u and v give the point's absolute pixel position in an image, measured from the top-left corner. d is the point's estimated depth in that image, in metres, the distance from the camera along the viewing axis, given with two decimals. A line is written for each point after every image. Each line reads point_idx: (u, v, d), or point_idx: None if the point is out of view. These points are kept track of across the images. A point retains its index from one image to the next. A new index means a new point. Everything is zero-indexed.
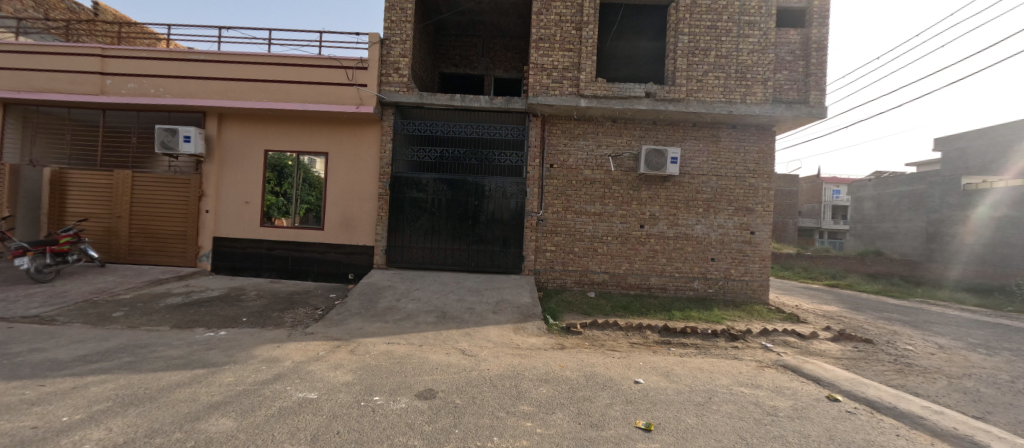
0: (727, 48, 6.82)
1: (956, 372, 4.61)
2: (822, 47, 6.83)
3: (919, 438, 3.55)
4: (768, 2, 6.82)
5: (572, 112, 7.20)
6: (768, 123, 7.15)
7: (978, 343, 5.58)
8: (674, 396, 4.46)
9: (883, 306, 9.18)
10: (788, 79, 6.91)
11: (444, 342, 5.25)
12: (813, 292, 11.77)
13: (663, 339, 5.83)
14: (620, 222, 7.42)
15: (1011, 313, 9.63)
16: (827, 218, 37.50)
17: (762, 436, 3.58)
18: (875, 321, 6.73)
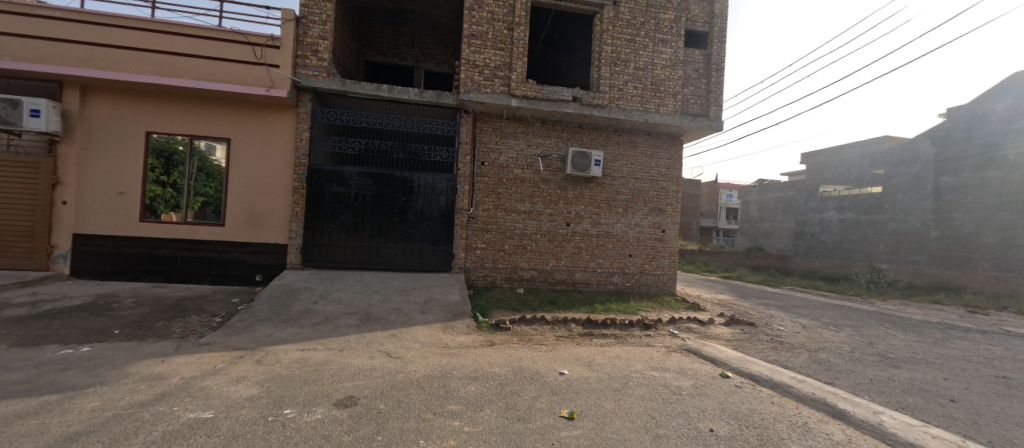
0: (644, 62, 7.44)
1: (814, 346, 5.56)
2: (720, 68, 7.79)
3: (788, 404, 4.23)
4: (677, 23, 7.58)
5: (503, 110, 7.28)
6: (677, 133, 7.96)
7: (829, 321, 6.84)
8: (594, 383, 4.73)
9: (762, 293, 10.82)
10: (694, 95, 7.76)
11: (368, 345, 4.96)
12: (710, 283, 13.47)
13: (586, 331, 6.17)
14: (548, 220, 7.68)
15: (850, 296, 12.00)
16: (723, 218, 41.33)
17: (669, 415, 3.93)
18: (757, 307, 7.88)
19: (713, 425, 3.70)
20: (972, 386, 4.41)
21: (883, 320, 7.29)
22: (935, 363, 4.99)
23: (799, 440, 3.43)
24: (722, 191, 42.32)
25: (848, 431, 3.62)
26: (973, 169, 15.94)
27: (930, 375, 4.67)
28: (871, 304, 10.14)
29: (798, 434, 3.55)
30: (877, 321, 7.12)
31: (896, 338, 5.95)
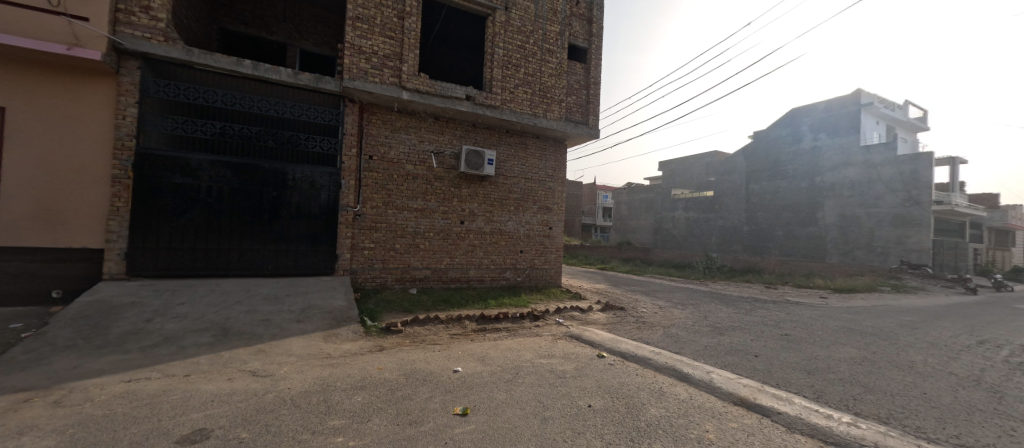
0: (533, 68, 7.91)
1: (667, 323, 6.67)
2: (597, 82, 8.76)
3: (648, 373, 4.97)
4: (562, 37, 8.24)
5: (393, 102, 6.93)
6: (562, 138, 8.68)
7: (677, 301, 8.31)
8: (487, 377, 4.84)
9: (632, 281, 12.63)
10: (576, 104, 8.53)
11: (227, 365, 4.19)
12: (591, 274, 15.19)
13: (479, 327, 6.31)
14: (442, 218, 7.61)
15: (693, 279, 14.75)
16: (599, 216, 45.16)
17: (554, 397, 4.24)
18: (627, 293, 9.13)
19: (591, 400, 4.14)
20: (766, 342, 5.84)
21: (713, 297, 9.19)
22: (746, 328, 6.46)
23: (656, 404, 4.05)
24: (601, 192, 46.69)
25: (690, 391, 4.43)
26: (780, 176, 22.88)
27: (743, 338, 6.02)
28: (706, 285, 12.65)
29: (654, 398, 4.21)
30: (710, 299, 8.92)
31: (722, 311, 7.53)
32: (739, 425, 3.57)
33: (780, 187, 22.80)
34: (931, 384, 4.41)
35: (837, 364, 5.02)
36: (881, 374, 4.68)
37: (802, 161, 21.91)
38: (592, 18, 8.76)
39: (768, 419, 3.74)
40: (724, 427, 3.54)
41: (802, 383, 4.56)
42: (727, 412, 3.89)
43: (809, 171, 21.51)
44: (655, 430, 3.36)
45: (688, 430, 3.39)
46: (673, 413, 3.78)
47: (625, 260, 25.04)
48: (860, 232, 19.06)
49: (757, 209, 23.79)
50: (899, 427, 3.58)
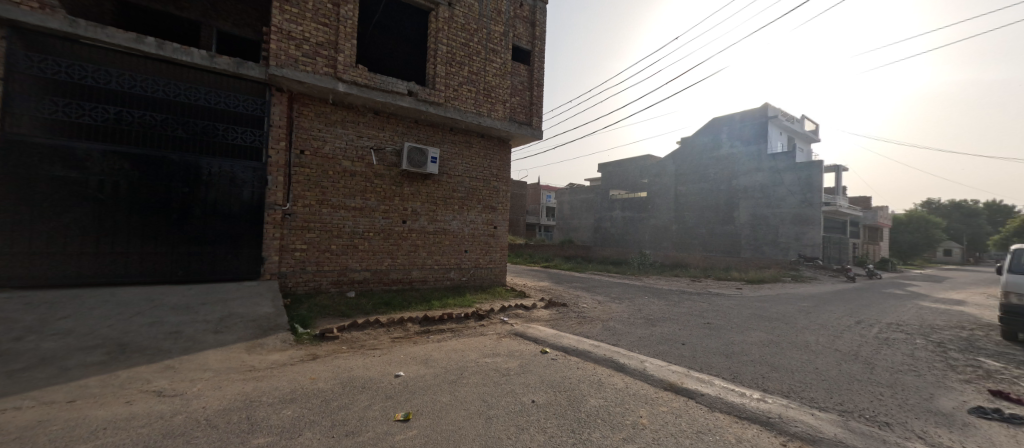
0: (477, 67, 7.90)
1: (605, 316, 7.03)
2: (541, 85, 9.02)
3: (588, 365, 5.18)
4: (506, 37, 8.35)
5: (327, 94, 6.54)
6: (507, 138, 8.83)
7: (614, 295, 8.84)
8: (431, 380, 4.71)
9: (574, 277, 13.20)
10: (519, 105, 8.69)
11: (125, 386, 3.55)
12: (535, 271, 15.62)
13: (422, 329, 6.16)
14: (382, 218, 7.33)
15: (630, 275, 15.74)
16: (543, 215, 45.73)
17: (498, 395, 4.24)
18: (570, 290, 9.49)
19: (534, 396, 4.21)
20: (690, 330, 6.41)
21: (645, 291, 9.92)
22: (675, 318, 7.01)
23: (595, 394, 4.23)
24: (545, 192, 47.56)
25: (626, 380, 4.69)
26: (704, 179, 25.24)
27: (672, 327, 6.52)
28: (640, 280, 13.59)
29: (593, 389, 4.40)
30: (644, 293, 9.59)
31: (654, 304, 8.12)
32: (667, 408, 3.86)
33: (704, 189, 25.17)
34: (821, 360, 5.11)
35: (749, 347, 5.63)
36: (782, 354, 5.33)
37: (722, 166, 24.36)
38: (534, 21, 8.99)
39: (694, 401, 4.08)
40: (656, 411, 3.79)
41: (721, 366, 5.04)
42: (659, 398, 4.17)
43: (727, 175, 24.00)
44: (594, 419, 3.51)
45: (623, 417, 3.58)
46: (610, 403, 3.98)
47: (567, 258, 25.77)
48: (767, 229, 21.76)
49: (684, 209, 26.04)
50: (797, 399, 4.11)
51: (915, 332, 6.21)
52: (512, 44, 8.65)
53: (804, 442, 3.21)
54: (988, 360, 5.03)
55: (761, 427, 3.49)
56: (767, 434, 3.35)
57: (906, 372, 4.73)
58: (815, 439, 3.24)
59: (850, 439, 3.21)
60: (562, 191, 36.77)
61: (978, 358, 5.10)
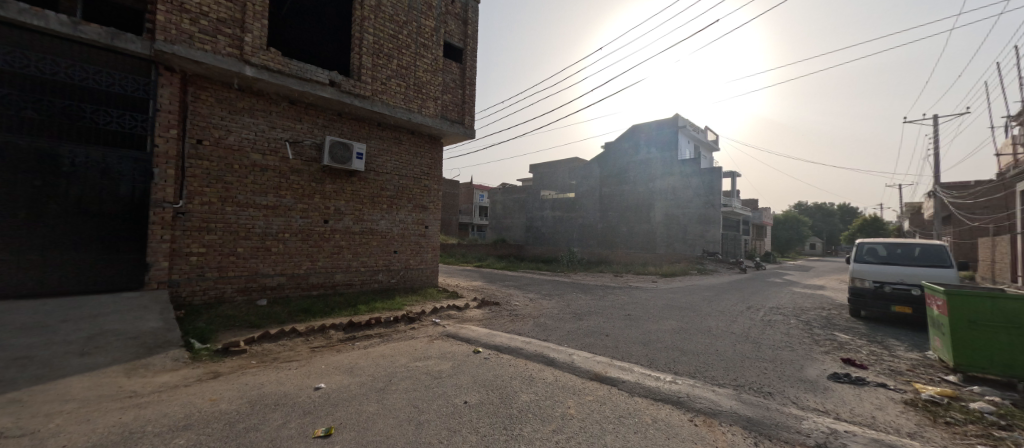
0: (408, 61, 8.03)
1: (536, 313, 7.27)
2: (472, 83, 9.52)
3: (519, 362, 5.24)
4: (437, 33, 8.63)
5: (233, 78, 6.00)
6: (438, 135, 9.08)
7: (542, 292, 9.26)
8: (357, 389, 4.30)
9: (505, 276, 13.55)
10: (451, 102, 9.06)
11: None
12: (467, 271, 15.66)
13: (347, 336, 5.77)
14: (300, 217, 6.94)
15: (560, 272, 16.58)
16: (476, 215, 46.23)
17: (430, 399, 4.07)
18: (502, 289, 9.71)
19: (467, 396, 4.14)
20: (609, 320, 6.94)
21: (570, 286, 10.59)
22: (599, 311, 7.52)
23: (526, 390, 4.31)
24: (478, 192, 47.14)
25: (556, 373, 4.84)
26: (624, 182, 27.36)
27: (597, 320, 6.94)
28: (568, 276, 14.40)
29: (525, 385, 4.47)
30: (572, 288, 10.20)
31: (581, 298, 8.67)
32: (594, 397, 4.07)
33: (625, 192, 27.23)
34: (721, 342, 5.78)
35: (663, 334, 6.19)
36: (687, 338, 5.99)
37: (640, 170, 26.63)
38: (466, 20, 9.53)
39: (617, 388, 4.34)
40: (583, 401, 3.97)
41: (640, 354, 5.43)
42: (586, 388, 4.36)
43: (644, 179, 26.34)
44: (525, 415, 3.55)
45: (553, 410, 3.69)
46: (540, 397, 4.07)
47: (499, 257, 26.20)
48: (676, 228, 24.53)
49: (608, 210, 27.92)
50: (701, 378, 4.60)
51: (790, 314, 7.38)
52: (443, 40, 8.95)
53: (708, 418, 3.58)
54: (841, 334, 6.13)
55: (672, 407, 3.84)
56: (679, 413, 3.68)
57: (785, 349, 5.54)
58: (716, 413, 3.64)
59: (743, 411, 3.66)
60: (493, 191, 36.30)
61: (836, 334, 6.18)
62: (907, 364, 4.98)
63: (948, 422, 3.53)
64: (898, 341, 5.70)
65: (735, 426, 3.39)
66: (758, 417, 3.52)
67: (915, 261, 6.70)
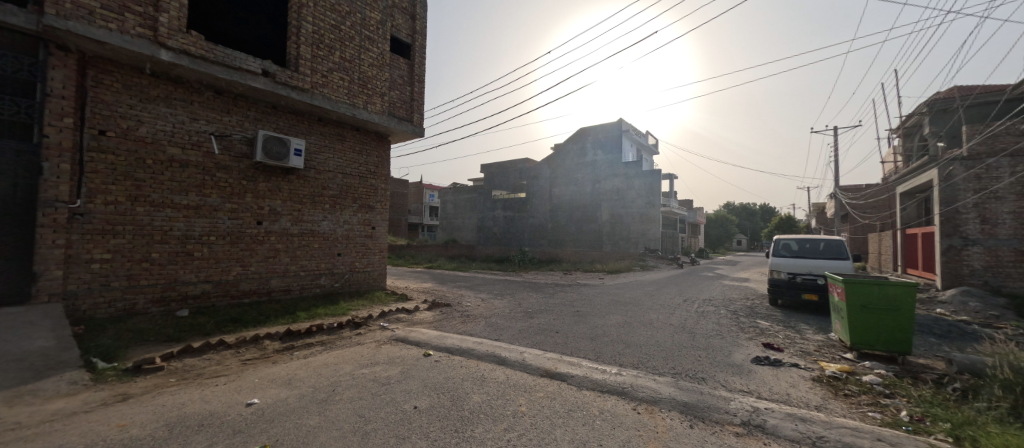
0: (351, 54, 7.80)
1: (487, 313, 7.33)
2: (421, 80, 9.44)
3: (471, 363, 5.16)
4: (383, 26, 8.49)
5: (145, 62, 5.32)
6: (385, 133, 8.89)
7: (493, 293, 9.38)
8: (296, 403, 3.68)
9: (457, 277, 13.53)
10: (399, 99, 8.93)
11: None
12: (417, 273, 15.39)
13: (284, 346, 5.36)
14: (229, 218, 6.39)
15: (511, 272, 16.84)
16: (427, 215, 45.57)
17: (378, 407, 3.63)
18: (454, 290, 9.73)
19: (418, 401, 3.81)
20: (557, 317, 7.15)
21: (520, 285, 10.84)
22: (549, 309, 7.74)
23: (478, 390, 4.22)
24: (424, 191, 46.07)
25: (507, 372, 4.83)
26: (573, 183, 28.27)
27: (547, 318, 7.12)
28: (521, 276, 14.66)
29: (477, 385, 4.38)
30: (523, 288, 10.42)
31: (531, 297, 8.90)
32: (544, 393, 4.13)
33: (574, 192, 28.17)
34: (659, 334, 6.17)
35: (609, 328, 6.48)
36: (628, 330, 6.36)
37: (589, 172, 27.67)
38: (414, 15, 9.39)
39: (566, 383, 4.45)
40: (534, 398, 4.02)
41: (587, 349, 5.62)
42: (536, 385, 4.41)
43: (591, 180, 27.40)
44: (476, 415, 3.49)
45: (505, 408, 3.68)
46: (492, 396, 4.02)
47: (450, 258, 26.01)
48: (621, 227, 25.81)
49: (558, 209, 28.73)
50: (643, 368, 4.85)
51: (720, 305, 8.07)
52: (390, 35, 8.81)
53: (650, 406, 3.78)
54: (762, 321, 6.81)
55: (618, 397, 4.02)
56: (624, 403, 3.86)
57: (715, 337, 6.03)
58: (657, 401, 3.86)
59: (682, 396, 3.91)
60: (443, 191, 35.46)
61: (758, 321, 6.86)
62: (815, 345, 5.64)
63: (848, 394, 4.05)
64: (807, 326, 6.46)
65: (675, 412, 3.62)
66: (694, 401, 3.78)
67: (820, 254, 7.63)
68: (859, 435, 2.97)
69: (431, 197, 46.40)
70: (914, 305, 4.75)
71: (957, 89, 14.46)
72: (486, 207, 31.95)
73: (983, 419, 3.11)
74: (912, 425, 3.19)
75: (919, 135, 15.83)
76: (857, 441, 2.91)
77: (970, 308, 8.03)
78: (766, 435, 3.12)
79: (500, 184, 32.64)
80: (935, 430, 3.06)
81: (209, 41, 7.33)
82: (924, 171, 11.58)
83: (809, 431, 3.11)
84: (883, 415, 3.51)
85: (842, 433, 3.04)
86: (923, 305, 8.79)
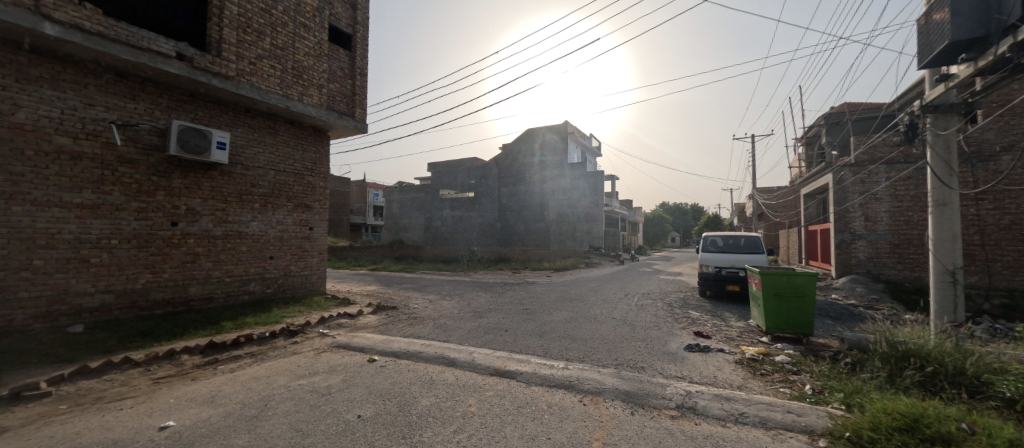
0: (284, 41, 7.27)
1: (435, 315, 7.25)
2: (363, 74, 9.06)
3: (418, 366, 5.01)
4: (320, 14, 8.06)
5: (22, 35, 4.48)
6: (323, 128, 8.41)
7: (442, 294, 9.29)
8: (221, 422, 3.29)
9: (405, 279, 13.18)
10: (339, 92, 8.50)
11: None
12: (361, 275, 14.75)
13: (207, 360, 4.85)
14: (136, 219, 5.65)
15: (459, 272, 16.77)
16: (372, 216, 43.85)
17: (316, 419, 3.38)
18: (400, 293, 9.51)
19: (361, 410, 3.62)
20: (505, 315, 7.25)
21: (470, 285, 10.84)
22: (498, 308, 7.81)
23: (427, 394, 4.09)
24: (367, 190, 43.91)
25: (457, 373, 4.77)
26: (523, 183, 28.62)
27: (497, 317, 7.17)
28: (470, 275, 14.66)
29: (425, 389, 4.23)
30: (474, 288, 10.43)
31: (481, 297, 8.96)
32: (494, 392, 4.14)
33: (522, 192, 28.53)
34: (601, 327, 6.47)
35: (557, 324, 6.67)
36: (572, 325, 6.62)
37: (538, 172, 28.17)
38: (355, 5, 8.98)
39: (515, 380, 4.50)
40: (483, 397, 4.01)
41: (534, 345, 5.74)
42: (486, 384, 4.41)
43: (541, 180, 27.93)
44: (425, 419, 3.39)
45: (454, 410, 3.63)
46: (441, 399, 3.94)
47: (394, 259, 25.57)
48: (568, 227, 26.64)
49: (507, 209, 28.95)
50: (588, 361, 5.04)
51: (657, 298, 8.67)
52: (328, 23, 8.37)
53: (595, 397, 3.95)
54: (694, 311, 7.41)
55: (564, 391, 4.15)
56: (571, 396, 3.99)
57: (653, 328, 6.45)
58: (600, 392, 4.04)
59: (623, 386, 4.12)
60: (390, 190, 34.18)
61: (690, 311, 7.45)
62: (737, 331, 6.25)
63: (763, 373, 4.54)
64: (732, 314, 7.13)
65: (617, 401, 3.81)
66: (634, 389, 4.01)
67: (742, 249, 8.48)
68: (772, 409, 3.35)
69: (376, 196, 44.50)
70: (814, 293, 5.40)
71: (847, 105, 16.86)
72: (436, 207, 31.42)
73: (867, 387, 3.64)
74: (814, 397, 3.66)
75: (818, 144, 18.26)
76: (771, 414, 3.26)
77: (857, 293, 9.42)
78: (696, 416, 3.40)
79: (450, 183, 32.24)
80: (831, 400, 3.53)
81: (107, 15, 6.38)
82: (821, 175, 13.35)
83: (732, 409, 3.43)
84: (792, 390, 3.98)
85: (759, 408, 3.39)
86: (823, 292, 10.16)
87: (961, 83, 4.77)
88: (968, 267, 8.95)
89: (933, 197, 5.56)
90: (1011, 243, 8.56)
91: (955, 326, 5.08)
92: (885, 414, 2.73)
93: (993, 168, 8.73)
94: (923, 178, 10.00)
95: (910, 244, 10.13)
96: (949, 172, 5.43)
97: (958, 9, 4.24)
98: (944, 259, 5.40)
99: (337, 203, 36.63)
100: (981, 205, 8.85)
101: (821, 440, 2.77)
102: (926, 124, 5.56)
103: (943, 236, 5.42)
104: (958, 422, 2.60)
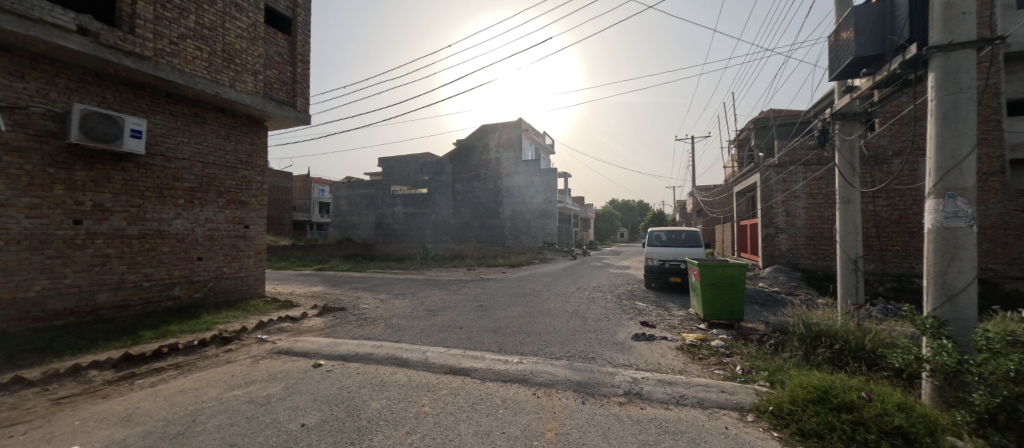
0: (212, 20, 6.63)
1: (386, 315, 7.03)
2: (304, 61, 8.52)
3: (368, 368, 4.83)
4: None
5: None
6: (259, 117, 7.79)
7: (394, 293, 9.02)
8: (139, 442, 2.96)
9: (355, 279, 12.63)
10: (277, 79, 7.92)
11: None
12: (306, 277, 13.97)
13: (121, 375, 4.32)
14: (27, 217, 4.91)
15: (413, 270, 16.45)
16: (318, 213, 41.44)
17: (254, 431, 3.14)
18: (347, 293, 9.07)
19: (305, 418, 3.43)
20: (459, 313, 7.18)
21: (423, 283, 10.59)
22: (452, 306, 7.75)
23: (377, 397, 3.95)
24: (314, 185, 41.33)
25: (409, 373, 4.66)
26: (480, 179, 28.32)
27: (450, 314, 7.11)
28: (426, 273, 14.40)
29: (376, 391, 4.09)
30: (428, 286, 10.28)
31: (435, 295, 8.84)
32: (447, 391, 4.09)
33: (480, 188, 28.26)
34: (553, 321, 6.64)
35: (511, 320, 6.75)
36: (526, 320, 6.75)
37: (495, 168, 27.97)
38: None
39: (470, 378, 4.48)
40: (437, 396, 3.95)
41: (488, 341, 5.77)
42: (439, 383, 4.33)
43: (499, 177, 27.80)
44: (376, 423, 3.28)
45: (407, 411, 3.55)
46: (393, 400, 3.83)
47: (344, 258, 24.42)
48: (525, 223, 26.89)
49: (463, 205, 28.58)
50: (541, 355, 5.15)
51: (606, 291, 9.03)
52: (265, 4, 7.77)
53: (548, 389, 4.04)
54: (639, 303, 7.84)
55: (518, 385, 4.20)
56: (525, 389, 4.06)
57: (603, 320, 6.74)
58: (553, 383, 4.15)
59: (575, 376, 4.25)
60: (339, 186, 32.57)
61: (637, 303, 7.88)
62: (679, 320, 6.70)
63: (701, 357, 4.90)
64: (674, 304, 7.63)
65: (569, 391, 3.93)
66: (586, 379, 4.15)
67: (683, 243, 9.09)
68: (708, 390, 3.62)
69: (323, 192, 42.20)
70: (744, 281, 5.92)
71: (773, 111, 18.64)
72: (392, 203, 30.53)
73: (786, 366, 4.06)
74: (744, 376, 4.01)
75: (749, 146, 20.04)
76: (707, 395, 3.54)
77: (781, 281, 10.48)
78: (643, 401, 3.60)
79: (405, 178, 31.38)
80: (758, 379, 3.90)
81: None
82: (751, 175, 14.66)
83: (674, 392, 3.67)
84: (725, 371, 4.35)
85: (697, 390, 3.65)
86: (753, 281, 11.18)
87: (861, 94, 5.41)
88: (867, 256, 10.29)
89: (840, 194, 6.29)
90: (899, 234, 9.99)
91: (857, 307, 5.81)
92: (801, 388, 3.05)
93: (886, 170, 10.11)
94: (833, 178, 11.32)
95: (823, 237, 11.43)
96: (852, 173, 6.16)
97: (860, 27, 4.76)
98: (849, 249, 6.14)
99: (278, 200, 34.15)
100: (878, 202, 10.17)
101: (750, 416, 3.06)
102: (835, 130, 6.27)
103: (848, 229, 6.15)
104: (859, 391, 2.95)
